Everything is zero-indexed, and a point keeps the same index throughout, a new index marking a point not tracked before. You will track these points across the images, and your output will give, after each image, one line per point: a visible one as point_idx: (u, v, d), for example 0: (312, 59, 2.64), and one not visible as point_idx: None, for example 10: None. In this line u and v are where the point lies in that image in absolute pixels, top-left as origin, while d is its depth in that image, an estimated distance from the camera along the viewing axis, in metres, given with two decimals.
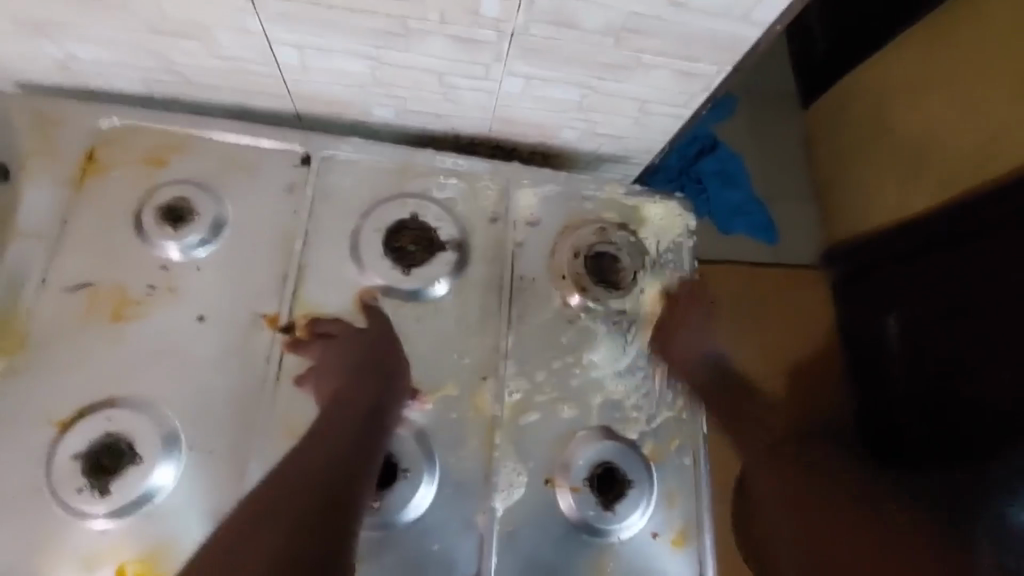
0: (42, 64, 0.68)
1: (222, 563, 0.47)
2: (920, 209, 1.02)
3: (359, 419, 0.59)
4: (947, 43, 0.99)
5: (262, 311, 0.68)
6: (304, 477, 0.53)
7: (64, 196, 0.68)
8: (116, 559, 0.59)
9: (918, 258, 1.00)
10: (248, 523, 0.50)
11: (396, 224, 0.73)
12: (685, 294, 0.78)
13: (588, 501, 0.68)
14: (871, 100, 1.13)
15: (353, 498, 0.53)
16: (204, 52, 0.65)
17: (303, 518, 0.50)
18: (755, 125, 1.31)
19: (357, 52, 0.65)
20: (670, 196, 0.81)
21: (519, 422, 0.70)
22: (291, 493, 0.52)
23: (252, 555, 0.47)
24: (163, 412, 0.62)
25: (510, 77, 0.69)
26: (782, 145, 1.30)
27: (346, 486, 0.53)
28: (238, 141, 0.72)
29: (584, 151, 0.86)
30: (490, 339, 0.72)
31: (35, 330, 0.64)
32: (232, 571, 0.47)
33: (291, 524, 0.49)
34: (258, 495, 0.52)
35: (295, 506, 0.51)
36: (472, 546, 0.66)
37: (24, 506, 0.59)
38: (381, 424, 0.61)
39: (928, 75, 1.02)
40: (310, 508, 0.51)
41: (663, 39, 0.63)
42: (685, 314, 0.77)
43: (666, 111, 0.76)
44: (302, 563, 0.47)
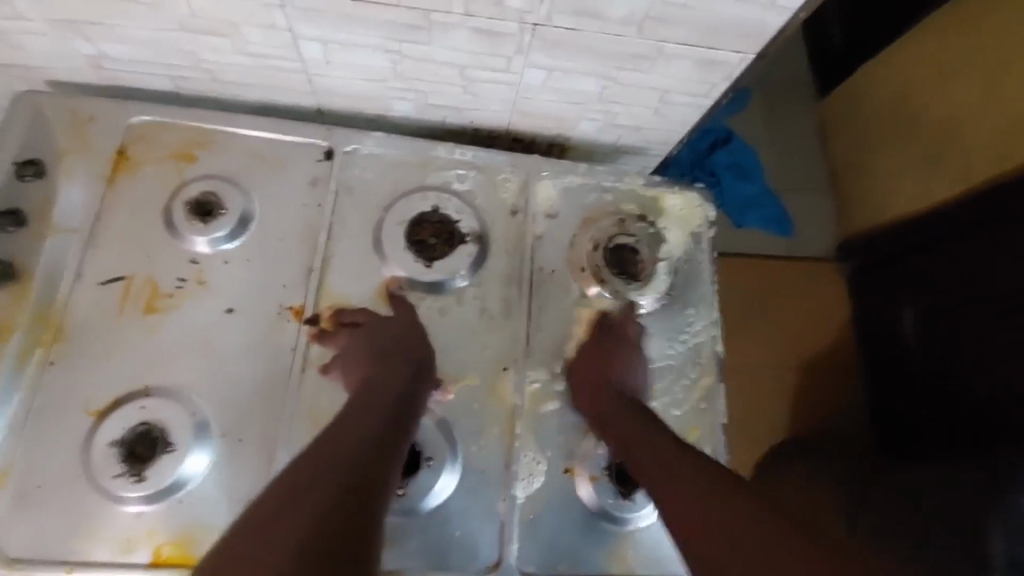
0: (74, 63, 0.70)
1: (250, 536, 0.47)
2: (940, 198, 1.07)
3: (386, 413, 0.59)
4: (969, 32, 1.01)
5: (288, 303, 0.69)
6: (336, 455, 0.53)
7: (96, 192, 0.70)
8: (151, 542, 0.61)
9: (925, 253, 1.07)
10: (278, 500, 0.49)
11: (416, 217, 0.74)
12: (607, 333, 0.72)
13: (607, 490, 0.69)
14: (890, 95, 1.16)
15: (376, 493, 0.52)
16: (231, 48, 0.67)
17: (335, 495, 0.50)
18: (768, 118, 1.33)
19: (381, 46, 0.66)
20: (689, 186, 0.81)
21: (539, 411, 0.71)
22: (322, 478, 0.51)
23: (284, 531, 0.47)
24: (196, 401, 0.64)
25: (530, 69, 0.69)
26: (795, 137, 1.33)
27: (375, 469, 0.54)
28: (264, 137, 0.74)
29: (602, 143, 0.86)
30: (511, 330, 0.73)
31: (72, 321, 0.66)
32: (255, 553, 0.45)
33: (324, 499, 0.49)
34: (296, 466, 0.52)
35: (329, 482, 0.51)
36: (494, 533, 0.67)
37: (66, 491, 0.61)
38: (406, 419, 0.60)
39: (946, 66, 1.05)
40: (342, 487, 0.51)
41: (688, 28, 0.63)
42: (605, 357, 0.70)
43: (686, 100, 0.76)
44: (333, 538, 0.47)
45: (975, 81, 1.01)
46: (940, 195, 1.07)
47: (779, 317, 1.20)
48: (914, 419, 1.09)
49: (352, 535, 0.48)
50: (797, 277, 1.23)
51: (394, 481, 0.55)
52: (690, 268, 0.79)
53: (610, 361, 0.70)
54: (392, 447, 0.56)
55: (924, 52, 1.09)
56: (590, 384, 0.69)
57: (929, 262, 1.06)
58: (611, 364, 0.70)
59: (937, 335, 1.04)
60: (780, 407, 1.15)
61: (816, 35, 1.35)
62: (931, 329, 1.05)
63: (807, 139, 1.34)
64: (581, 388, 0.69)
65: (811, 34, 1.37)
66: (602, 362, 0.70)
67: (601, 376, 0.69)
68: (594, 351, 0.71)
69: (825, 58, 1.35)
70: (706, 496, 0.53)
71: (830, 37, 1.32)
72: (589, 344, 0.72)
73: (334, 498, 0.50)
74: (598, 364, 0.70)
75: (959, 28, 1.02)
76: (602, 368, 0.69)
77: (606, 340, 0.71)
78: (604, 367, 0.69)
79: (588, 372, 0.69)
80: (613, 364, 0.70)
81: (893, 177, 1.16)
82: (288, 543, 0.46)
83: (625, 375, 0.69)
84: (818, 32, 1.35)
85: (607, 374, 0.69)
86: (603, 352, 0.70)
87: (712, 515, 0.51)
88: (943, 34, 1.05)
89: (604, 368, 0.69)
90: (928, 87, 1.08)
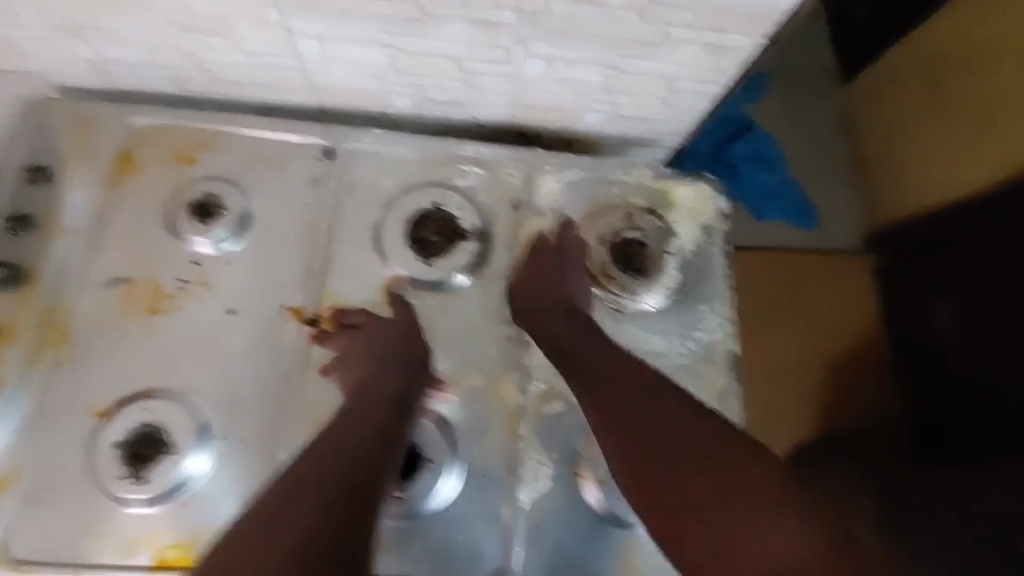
0: (78, 66, 0.70)
1: (257, 539, 0.47)
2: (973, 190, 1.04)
3: (385, 405, 0.59)
4: (995, 14, 0.98)
5: (289, 303, 0.68)
6: (334, 459, 0.53)
7: (100, 194, 0.70)
8: (155, 544, 0.61)
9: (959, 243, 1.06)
10: (284, 500, 0.49)
11: (417, 214, 0.73)
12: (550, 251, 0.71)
13: (614, 494, 0.66)
14: (915, 79, 1.13)
15: (375, 484, 0.52)
16: (229, 47, 0.66)
17: (331, 501, 0.50)
18: (790, 110, 1.28)
19: (377, 41, 0.65)
20: (700, 177, 0.78)
21: (545, 412, 0.69)
22: (326, 467, 0.52)
23: (286, 535, 0.47)
24: (197, 402, 0.64)
25: (531, 59, 0.67)
26: (819, 126, 1.28)
27: (371, 475, 0.53)
28: (263, 136, 0.73)
29: (609, 135, 0.83)
30: (515, 329, 0.71)
31: (77, 323, 0.66)
32: (258, 558, 0.46)
33: (323, 506, 0.49)
34: (297, 466, 0.52)
35: (326, 488, 0.51)
36: (498, 538, 0.65)
37: (71, 492, 0.61)
38: (404, 411, 0.60)
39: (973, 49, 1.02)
40: (338, 491, 0.50)
41: (692, 10, 0.60)
42: (542, 274, 0.69)
43: (695, 88, 0.73)
44: (327, 544, 0.47)
45: (1004, 65, 0.98)
46: (969, 184, 1.05)
47: (802, 313, 1.16)
48: (940, 415, 1.08)
49: (346, 525, 0.49)
50: (820, 271, 1.19)
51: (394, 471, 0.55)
52: (701, 262, 0.76)
53: (552, 278, 0.69)
54: (388, 452, 0.56)
55: (950, 37, 1.06)
56: (534, 307, 0.68)
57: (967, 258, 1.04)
58: (550, 279, 0.69)
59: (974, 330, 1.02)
60: (803, 405, 1.11)
61: (839, 20, 1.29)
62: (971, 326, 1.03)
63: (831, 127, 1.28)
64: (525, 309, 0.68)
65: (832, 19, 1.30)
66: (541, 279, 0.69)
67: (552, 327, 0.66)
68: (551, 296, 0.68)
69: (849, 42, 1.28)
70: (720, 471, 0.54)
71: (854, 19, 1.25)
72: (534, 293, 0.68)
73: (333, 487, 0.51)
74: (548, 313, 0.67)
75: (982, 14, 1.00)
76: (553, 318, 0.67)
77: (556, 284, 0.68)
78: (546, 283, 0.68)
79: (531, 292, 0.68)
80: (559, 309, 0.67)
81: (919, 164, 1.13)
82: (295, 531, 0.47)
83: (575, 317, 0.67)
84: (841, 15, 1.28)
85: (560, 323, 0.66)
86: (557, 296, 0.68)
87: (722, 497, 0.53)
88: (962, 22, 1.04)
89: (545, 286, 0.68)
90: (955, 74, 1.05)
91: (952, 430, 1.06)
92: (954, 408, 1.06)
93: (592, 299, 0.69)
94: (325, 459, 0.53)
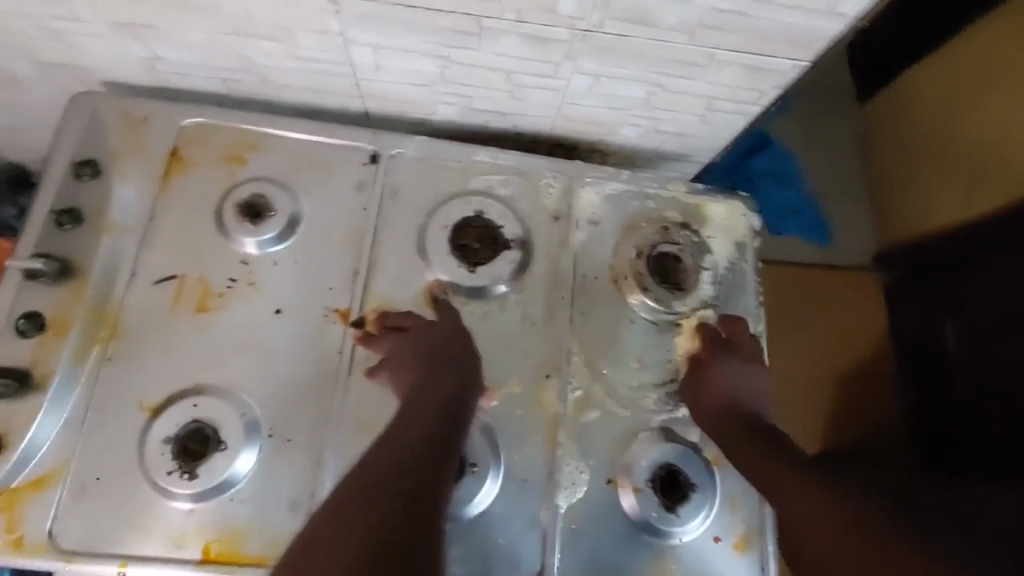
0: (130, 64, 0.71)
1: (325, 541, 0.48)
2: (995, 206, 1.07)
3: (442, 409, 0.60)
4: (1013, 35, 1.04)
5: (335, 305, 0.70)
6: (392, 465, 0.54)
7: (150, 191, 0.71)
8: (203, 538, 0.62)
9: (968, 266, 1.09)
10: (348, 504, 0.51)
11: (460, 221, 0.74)
12: (722, 347, 0.73)
13: (651, 502, 0.68)
14: (932, 104, 1.20)
15: (431, 491, 0.53)
16: (283, 52, 0.67)
17: (394, 503, 0.51)
18: (809, 135, 1.35)
19: (429, 52, 0.66)
20: (733, 196, 0.80)
21: (581, 419, 0.71)
22: (389, 473, 0.53)
23: (353, 537, 0.48)
24: (245, 400, 0.65)
25: (578, 74, 0.69)
26: (836, 154, 1.35)
27: (429, 477, 0.54)
28: (310, 139, 0.74)
29: (645, 149, 0.85)
30: (553, 337, 0.73)
31: (127, 319, 0.67)
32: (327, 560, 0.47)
33: (386, 508, 0.50)
34: (356, 475, 0.54)
35: (388, 490, 0.52)
36: (536, 542, 0.67)
37: (119, 486, 0.62)
38: (460, 417, 0.61)
39: (996, 70, 1.07)
40: (400, 494, 0.51)
41: (741, 35, 0.62)
42: (730, 372, 0.71)
43: (734, 108, 0.75)
44: (395, 542, 0.48)
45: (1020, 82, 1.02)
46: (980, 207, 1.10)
47: (817, 327, 1.21)
48: (950, 431, 1.11)
49: (406, 531, 0.49)
50: (829, 287, 1.24)
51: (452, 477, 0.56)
52: (734, 278, 0.78)
53: (737, 373, 0.72)
54: (445, 455, 0.56)
55: (966, 67, 1.13)
56: (711, 397, 0.70)
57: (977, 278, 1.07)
58: (726, 379, 0.71)
59: (983, 353, 1.06)
60: (817, 413, 1.15)
61: (862, 59, 1.37)
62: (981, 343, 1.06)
63: (847, 156, 1.36)
64: (701, 397, 0.71)
65: (856, 59, 1.39)
66: (729, 375, 0.71)
67: (715, 389, 0.70)
68: (729, 359, 0.72)
69: (873, 74, 1.36)
70: (807, 503, 0.60)
71: (880, 55, 1.33)
72: (704, 355, 0.73)
73: (395, 493, 0.51)
74: (716, 376, 0.71)
75: (999, 44, 1.06)
76: (747, 378, 0.71)
77: (730, 358, 0.73)
78: (733, 386, 0.71)
79: (711, 386, 0.71)
80: (745, 377, 0.72)
81: (937, 189, 1.18)
82: (358, 536, 0.48)
83: (743, 385, 0.71)
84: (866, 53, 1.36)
85: (724, 389, 0.70)
86: (733, 362, 0.73)
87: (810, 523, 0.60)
88: (983, 53, 1.09)
89: (735, 386, 0.71)
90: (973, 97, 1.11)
91: (961, 451, 1.09)
92: (965, 430, 1.08)
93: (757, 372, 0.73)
94: (385, 465, 0.54)
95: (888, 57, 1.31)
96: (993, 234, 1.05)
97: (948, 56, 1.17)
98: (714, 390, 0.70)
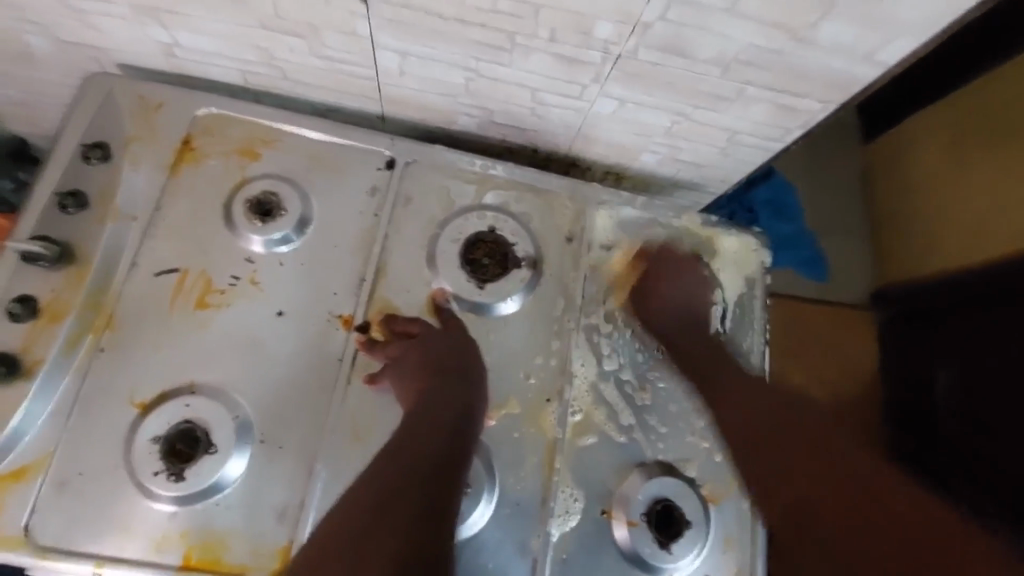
0: (149, 50, 0.69)
1: (348, 542, 0.52)
2: (977, 262, 1.11)
3: (448, 428, 0.60)
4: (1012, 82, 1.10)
5: (338, 312, 0.68)
6: (402, 476, 0.56)
7: (159, 180, 0.69)
8: (183, 545, 0.60)
9: (949, 315, 1.13)
10: (369, 517, 0.53)
11: (472, 236, 0.72)
12: (666, 270, 0.76)
13: (644, 537, 0.67)
14: (935, 144, 1.22)
15: (445, 506, 0.55)
16: (308, 50, 0.66)
17: (409, 512, 0.54)
18: (813, 178, 1.35)
19: (457, 63, 0.65)
20: (747, 229, 0.79)
21: (578, 444, 0.70)
22: (405, 476, 0.56)
23: (380, 548, 0.52)
24: (238, 401, 0.63)
25: (604, 98, 0.68)
26: (841, 196, 1.35)
27: (441, 488, 0.56)
28: (326, 140, 0.73)
29: (661, 175, 0.84)
30: (557, 360, 0.72)
31: (123, 309, 0.65)
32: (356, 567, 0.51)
33: (405, 520, 0.53)
34: (369, 478, 0.56)
35: (402, 500, 0.54)
36: (525, 570, 0.65)
37: (99, 484, 0.60)
38: (469, 429, 0.62)
39: (995, 117, 1.11)
40: (413, 504, 0.54)
41: (775, 72, 0.61)
42: (667, 282, 0.75)
43: (756, 143, 0.74)
44: (416, 553, 0.52)
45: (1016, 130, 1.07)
46: (976, 257, 1.11)
47: (816, 357, 1.21)
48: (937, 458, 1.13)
49: (424, 539, 0.52)
50: (823, 321, 1.24)
51: (460, 493, 0.58)
52: (742, 313, 0.78)
53: (672, 281, 0.75)
54: (454, 467, 0.58)
55: (970, 116, 1.16)
56: (657, 307, 0.74)
57: (957, 323, 1.11)
58: (667, 304, 0.75)
59: (970, 404, 1.08)
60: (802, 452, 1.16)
61: (875, 108, 1.38)
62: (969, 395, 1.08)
63: (852, 200, 1.36)
64: (648, 312, 0.74)
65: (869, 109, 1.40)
66: (666, 285, 0.75)
67: (654, 300, 0.75)
68: (671, 270, 0.76)
69: (885, 118, 1.36)
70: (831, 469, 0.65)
71: (892, 101, 1.35)
72: (639, 274, 0.76)
73: (413, 504, 0.54)
74: (653, 291, 0.75)
75: (1000, 98, 1.11)
76: (689, 286, 0.75)
77: (663, 267, 0.76)
78: (674, 294, 0.75)
79: (658, 300, 0.75)
80: (678, 287, 0.75)
81: (926, 238, 1.22)
82: (384, 550, 0.52)
83: (685, 295, 0.75)
84: (877, 105, 1.38)
85: (666, 298, 0.75)
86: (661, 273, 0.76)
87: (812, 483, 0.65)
88: (984, 106, 1.14)
89: (672, 297, 0.75)
90: (976, 139, 1.14)
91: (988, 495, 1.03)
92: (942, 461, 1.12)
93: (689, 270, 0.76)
94: (397, 477, 0.56)
95: (899, 109, 1.33)
96: (978, 286, 1.08)
97: (952, 105, 1.21)
98: (661, 313, 0.74)
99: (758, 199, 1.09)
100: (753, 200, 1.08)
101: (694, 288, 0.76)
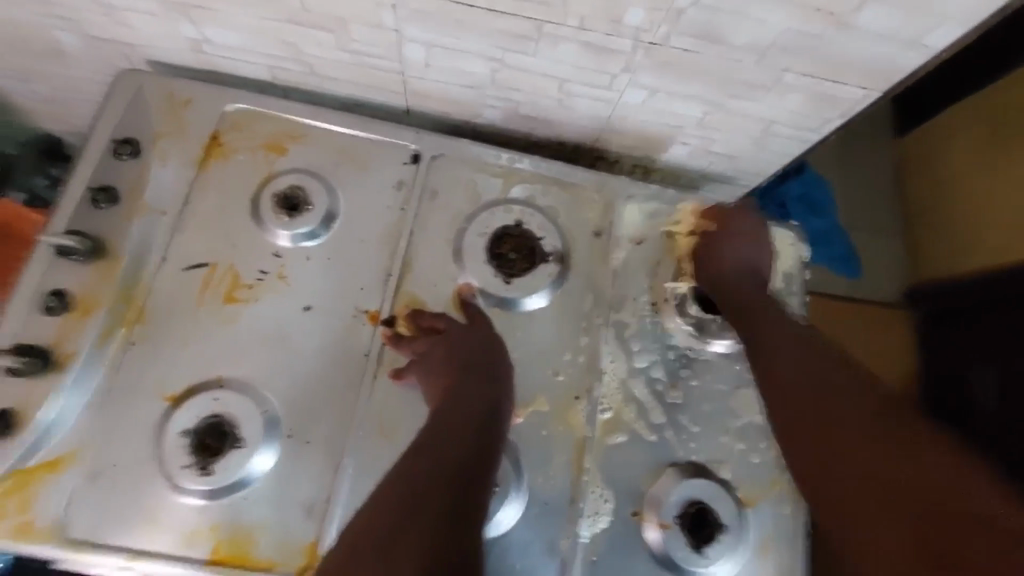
0: (178, 46, 0.70)
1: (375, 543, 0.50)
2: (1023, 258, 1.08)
3: (473, 429, 0.59)
4: None
5: (365, 307, 0.68)
6: (429, 479, 0.55)
7: (188, 176, 0.70)
8: (211, 539, 0.60)
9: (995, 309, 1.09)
10: (397, 517, 0.52)
11: (499, 230, 0.71)
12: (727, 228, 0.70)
13: (677, 540, 0.65)
14: (980, 138, 1.18)
15: (472, 509, 0.54)
16: (335, 44, 0.66)
17: (435, 515, 0.52)
18: (847, 176, 1.29)
19: (483, 54, 0.64)
20: (782, 224, 0.76)
21: (608, 444, 0.68)
22: (430, 479, 0.55)
23: (407, 550, 0.50)
24: (265, 395, 0.63)
25: (634, 88, 0.66)
26: (876, 192, 1.30)
27: (468, 491, 0.54)
28: (352, 135, 0.73)
29: (692, 168, 0.81)
30: (586, 357, 0.70)
31: (153, 303, 0.66)
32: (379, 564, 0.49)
33: (432, 522, 0.51)
34: (394, 478, 0.55)
35: (428, 502, 0.53)
36: (554, 570, 0.64)
37: (129, 477, 0.60)
38: (496, 428, 0.60)
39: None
40: (439, 507, 0.53)
41: (815, 59, 0.59)
42: (730, 239, 0.70)
43: (791, 134, 0.71)
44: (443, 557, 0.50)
45: None
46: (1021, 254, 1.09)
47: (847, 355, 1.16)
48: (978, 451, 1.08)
49: (453, 543, 0.51)
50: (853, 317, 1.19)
51: (487, 496, 0.56)
52: None
53: (736, 240, 0.70)
54: (481, 469, 0.56)
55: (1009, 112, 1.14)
56: (717, 264, 0.69)
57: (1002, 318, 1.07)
58: (731, 263, 0.70)
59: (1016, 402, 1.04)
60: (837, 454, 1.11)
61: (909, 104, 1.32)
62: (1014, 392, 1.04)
63: (889, 195, 1.30)
64: (708, 267, 0.70)
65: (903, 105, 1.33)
66: (730, 241, 0.70)
67: (716, 257, 0.70)
68: (734, 229, 0.70)
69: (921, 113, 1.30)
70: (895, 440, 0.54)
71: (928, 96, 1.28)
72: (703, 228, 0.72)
73: (439, 508, 0.53)
74: (714, 247, 0.70)
75: None
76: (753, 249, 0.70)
77: (725, 226, 0.70)
78: (737, 253, 0.70)
79: (720, 257, 0.70)
80: (742, 245, 0.70)
81: (968, 237, 1.17)
82: (412, 553, 0.49)
83: (748, 257, 0.70)
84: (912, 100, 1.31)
85: (728, 258, 0.70)
86: (727, 236, 0.70)
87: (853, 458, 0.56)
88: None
89: (736, 258, 0.69)
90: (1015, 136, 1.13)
91: None
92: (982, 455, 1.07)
93: (758, 244, 0.71)
94: (423, 480, 0.54)
95: (936, 104, 1.27)
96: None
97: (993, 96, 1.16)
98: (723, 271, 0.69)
99: (790, 194, 1.06)
100: (784, 197, 1.04)
101: (760, 252, 0.70)
